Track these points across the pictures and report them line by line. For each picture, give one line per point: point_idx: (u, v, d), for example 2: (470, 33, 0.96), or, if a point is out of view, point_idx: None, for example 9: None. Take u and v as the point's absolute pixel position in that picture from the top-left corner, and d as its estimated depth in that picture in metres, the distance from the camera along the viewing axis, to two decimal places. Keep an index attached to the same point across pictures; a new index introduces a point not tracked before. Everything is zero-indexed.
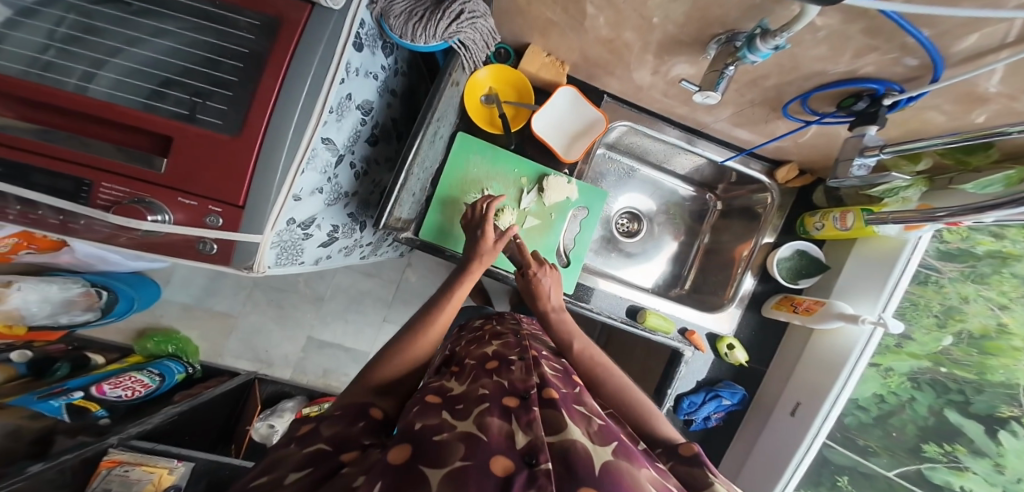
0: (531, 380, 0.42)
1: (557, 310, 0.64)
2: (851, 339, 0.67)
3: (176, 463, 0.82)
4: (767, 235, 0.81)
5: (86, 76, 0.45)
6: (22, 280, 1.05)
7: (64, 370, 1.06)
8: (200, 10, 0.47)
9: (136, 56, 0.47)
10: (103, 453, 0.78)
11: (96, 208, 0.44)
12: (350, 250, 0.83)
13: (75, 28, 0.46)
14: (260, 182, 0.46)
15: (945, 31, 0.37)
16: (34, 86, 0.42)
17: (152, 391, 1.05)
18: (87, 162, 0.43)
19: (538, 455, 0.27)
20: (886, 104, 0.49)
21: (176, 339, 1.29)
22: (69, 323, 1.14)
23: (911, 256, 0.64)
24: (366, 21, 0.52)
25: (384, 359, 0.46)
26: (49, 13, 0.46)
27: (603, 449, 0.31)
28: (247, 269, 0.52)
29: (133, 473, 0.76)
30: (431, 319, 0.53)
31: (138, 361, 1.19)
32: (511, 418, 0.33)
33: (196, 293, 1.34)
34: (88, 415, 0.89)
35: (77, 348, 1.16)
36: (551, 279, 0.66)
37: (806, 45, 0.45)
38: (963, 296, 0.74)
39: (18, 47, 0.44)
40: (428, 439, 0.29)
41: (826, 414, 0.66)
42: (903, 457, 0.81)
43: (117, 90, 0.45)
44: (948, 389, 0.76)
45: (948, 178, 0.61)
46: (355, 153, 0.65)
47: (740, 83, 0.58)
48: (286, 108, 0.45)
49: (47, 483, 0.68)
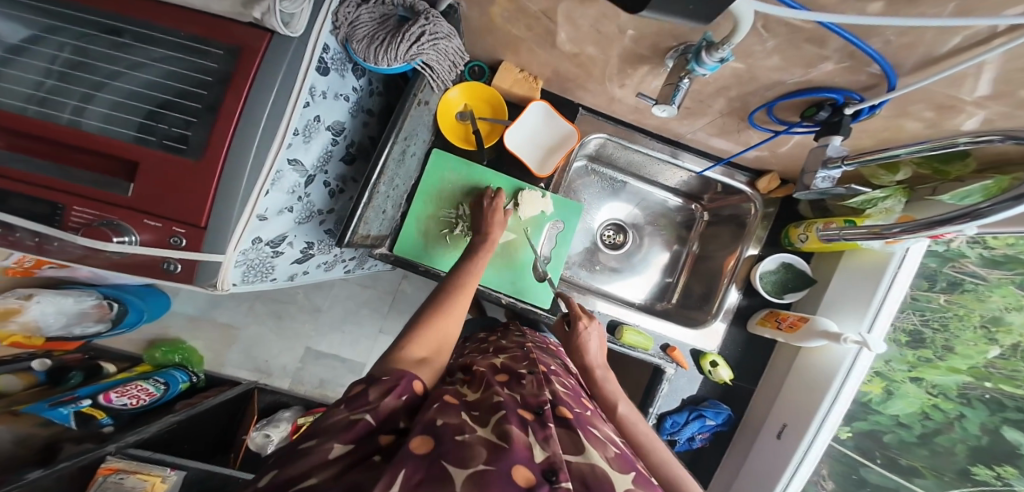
0: (543, 395, 0.43)
1: (602, 368, 0.62)
2: (837, 357, 0.63)
3: (169, 471, 0.85)
4: (751, 246, 0.78)
5: (77, 110, 0.48)
6: (40, 293, 1.10)
7: (78, 378, 1.10)
8: (173, 42, 0.49)
9: (120, 89, 0.49)
10: (100, 461, 0.80)
11: (68, 230, 0.47)
12: (331, 264, 0.85)
13: (67, 65, 0.49)
14: (222, 205, 0.48)
15: (890, 39, 0.36)
16: (34, 122, 0.46)
17: (156, 400, 1.08)
18: (64, 188, 0.46)
19: (558, 473, 0.29)
20: (847, 113, 0.47)
21: (183, 349, 1.33)
22: (82, 334, 1.18)
23: (898, 267, 0.59)
24: (331, 45, 0.54)
25: (418, 324, 0.48)
26: (43, 52, 0.49)
27: (623, 477, 0.32)
28: (211, 287, 0.54)
29: (127, 480, 0.78)
30: (457, 284, 0.56)
31: (145, 370, 1.23)
32: (528, 431, 0.35)
33: (202, 304, 1.37)
34: (91, 423, 0.93)
35: (91, 357, 1.22)
36: (594, 332, 0.67)
37: (758, 55, 0.45)
38: (1006, 305, 0.65)
39: (16, 85, 0.48)
40: (451, 437, 0.30)
41: (813, 434, 0.62)
42: (952, 481, 0.71)
43: (107, 123, 0.48)
44: (1004, 407, 0.67)
45: (931, 188, 0.58)
46: (329, 172, 0.66)
47: (704, 94, 0.57)
48: (247, 132, 0.47)
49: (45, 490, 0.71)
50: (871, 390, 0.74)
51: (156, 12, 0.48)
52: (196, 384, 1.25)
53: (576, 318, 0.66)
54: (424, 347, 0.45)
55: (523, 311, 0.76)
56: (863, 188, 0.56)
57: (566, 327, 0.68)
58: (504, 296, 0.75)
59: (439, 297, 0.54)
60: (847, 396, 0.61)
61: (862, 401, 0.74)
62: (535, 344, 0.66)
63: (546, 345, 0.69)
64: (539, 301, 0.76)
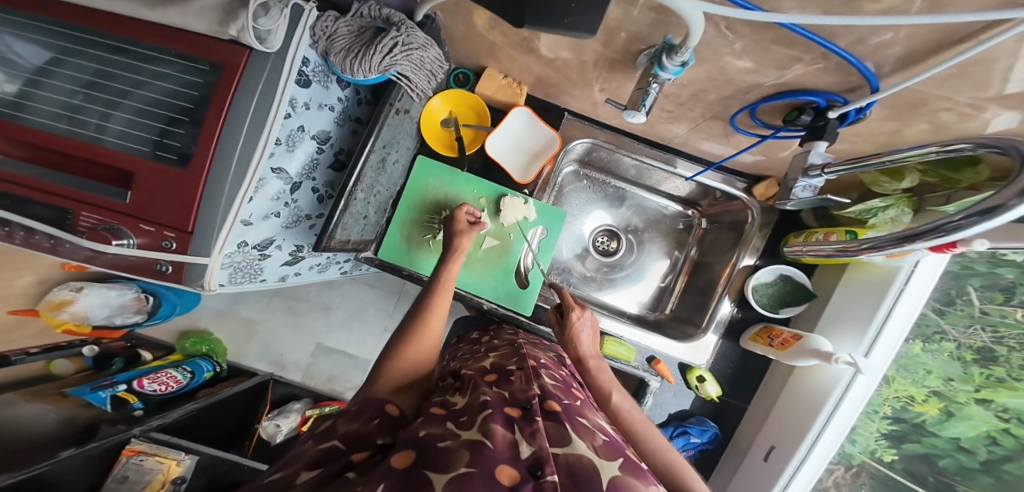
0: (532, 390, 0.45)
1: (594, 357, 0.61)
2: (832, 378, 0.61)
3: (183, 455, 0.87)
4: (747, 256, 0.76)
5: (98, 128, 0.53)
6: (88, 284, 1.07)
7: (120, 364, 1.15)
8: (169, 61, 0.53)
9: (131, 107, 0.54)
10: (124, 443, 0.85)
11: (76, 232, 0.52)
12: (323, 267, 0.90)
13: (86, 86, 0.55)
14: (206, 211, 0.52)
15: (860, 38, 0.33)
16: (59, 139, 0.51)
17: (182, 388, 1.08)
18: (73, 196, 0.51)
19: (544, 467, 0.31)
20: (832, 117, 0.45)
21: (210, 340, 1.30)
22: (124, 324, 1.15)
23: (902, 288, 0.56)
24: (310, 58, 0.56)
25: (388, 358, 0.48)
26: (67, 74, 0.55)
27: (610, 465, 0.34)
28: (199, 287, 0.58)
29: (146, 462, 0.82)
30: (428, 303, 0.57)
31: (177, 359, 1.22)
32: (515, 428, 0.36)
33: (228, 298, 1.32)
34: (124, 406, 0.97)
35: (132, 346, 1.25)
36: (586, 321, 0.64)
37: (729, 57, 0.42)
38: None
39: (47, 105, 0.53)
40: (433, 445, 0.32)
41: (798, 464, 0.61)
42: None
43: (124, 139, 0.52)
44: None
45: (944, 197, 0.54)
46: (316, 179, 0.69)
47: (684, 97, 0.56)
48: (229, 144, 0.50)
49: (76, 468, 0.76)
50: (925, 409, 0.65)
51: (147, 31, 0.51)
52: (219, 374, 1.24)
53: (569, 308, 0.63)
54: (399, 377, 0.46)
55: (504, 317, 0.75)
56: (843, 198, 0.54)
57: (559, 317, 0.66)
58: (486, 302, 0.75)
59: (409, 324, 0.54)
60: (848, 416, 0.59)
61: (915, 421, 0.67)
62: (527, 340, 0.66)
63: (539, 341, 0.69)
64: (519, 308, 0.75)
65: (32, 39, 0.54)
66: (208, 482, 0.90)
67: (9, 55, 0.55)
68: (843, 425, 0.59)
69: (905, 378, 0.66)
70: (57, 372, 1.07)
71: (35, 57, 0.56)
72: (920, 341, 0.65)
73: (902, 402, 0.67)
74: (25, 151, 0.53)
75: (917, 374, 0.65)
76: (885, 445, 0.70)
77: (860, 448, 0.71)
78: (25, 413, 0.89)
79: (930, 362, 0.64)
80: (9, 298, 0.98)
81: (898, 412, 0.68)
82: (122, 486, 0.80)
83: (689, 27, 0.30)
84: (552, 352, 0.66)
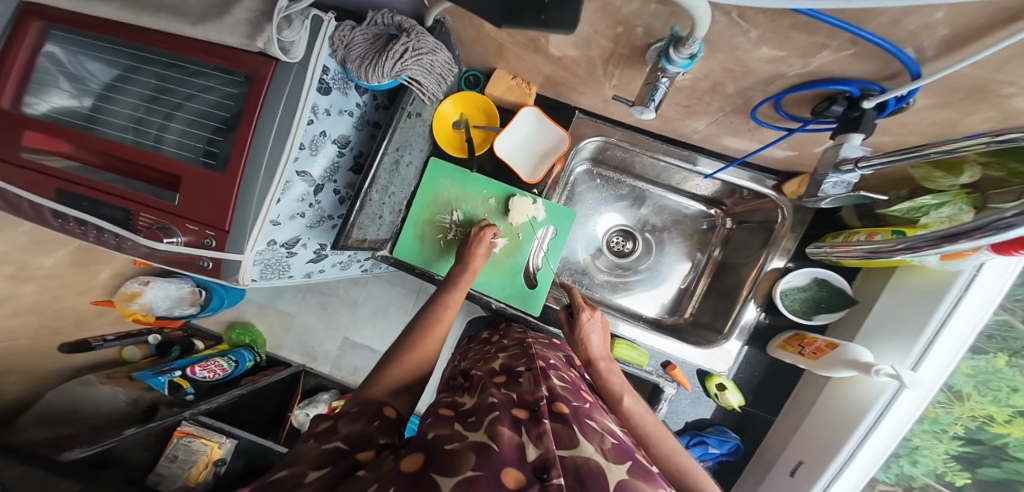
0: (540, 392, 0.44)
1: (605, 359, 0.58)
2: (872, 392, 0.56)
3: (224, 438, 0.93)
4: (776, 258, 0.71)
5: (158, 138, 0.59)
6: (155, 278, 1.16)
7: (177, 352, 1.24)
8: (210, 73, 0.57)
9: (183, 118, 0.59)
10: (178, 424, 0.94)
11: (136, 231, 0.57)
12: (346, 264, 0.94)
13: (147, 100, 0.61)
14: (240, 212, 0.56)
15: (892, 19, 0.30)
16: (122, 147, 0.57)
17: (228, 375, 1.17)
18: (134, 198, 0.57)
19: (550, 470, 0.30)
20: (868, 107, 0.41)
21: (252, 331, 1.37)
22: (180, 315, 1.23)
23: (962, 292, 0.50)
24: (330, 67, 0.59)
25: (390, 362, 0.49)
26: (131, 90, 0.62)
27: (618, 468, 0.34)
28: (235, 281, 0.62)
29: (194, 443, 0.90)
30: (443, 301, 0.59)
31: (225, 348, 1.31)
32: (522, 430, 0.36)
33: (268, 292, 1.38)
34: (178, 391, 1.05)
35: (188, 334, 1.35)
36: (597, 323, 0.62)
37: (745, 47, 0.40)
38: None
39: (115, 118, 0.60)
40: (441, 448, 0.33)
41: (828, 483, 0.57)
42: None
43: (178, 148, 0.58)
44: None
45: (1013, 194, 0.45)
46: (337, 181, 0.73)
47: (700, 90, 0.53)
48: (258, 150, 0.53)
49: (138, 445, 0.86)
50: (1006, 432, 0.57)
51: (187, 45, 0.55)
52: (260, 363, 1.32)
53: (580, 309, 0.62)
54: (397, 379, 0.48)
55: (512, 317, 0.76)
56: (880, 194, 0.49)
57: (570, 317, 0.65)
58: (495, 301, 0.75)
59: (411, 331, 0.54)
60: (893, 433, 0.53)
61: (995, 444, 0.59)
62: (535, 339, 0.65)
63: (549, 341, 0.68)
64: (528, 307, 0.75)
65: (103, 59, 0.62)
66: (246, 463, 0.97)
67: (83, 74, 0.63)
68: (889, 439, 0.54)
69: (983, 396, 0.58)
70: (128, 358, 1.19)
71: (104, 74, 0.63)
72: (1005, 355, 0.56)
73: (979, 422, 0.59)
74: (98, 159, 0.60)
75: (1000, 392, 0.57)
76: (956, 468, 0.62)
77: (923, 469, 0.64)
78: (98, 394, 0.98)
79: (1016, 378, 0.56)
80: (90, 290, 1.09)
81: (971, 433, 0.60)
82: (173, 464, 0.88)
83: (693, 21, 0.29)
84: (563, 354, 0.65)
